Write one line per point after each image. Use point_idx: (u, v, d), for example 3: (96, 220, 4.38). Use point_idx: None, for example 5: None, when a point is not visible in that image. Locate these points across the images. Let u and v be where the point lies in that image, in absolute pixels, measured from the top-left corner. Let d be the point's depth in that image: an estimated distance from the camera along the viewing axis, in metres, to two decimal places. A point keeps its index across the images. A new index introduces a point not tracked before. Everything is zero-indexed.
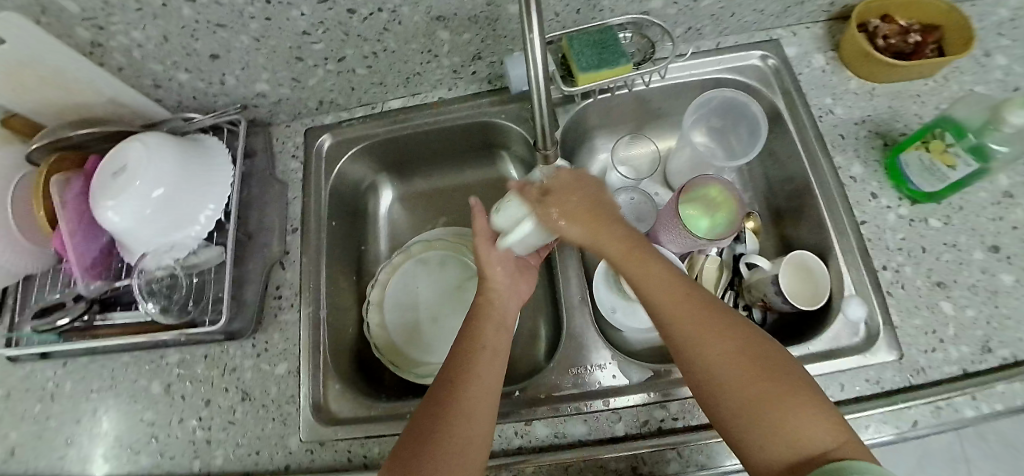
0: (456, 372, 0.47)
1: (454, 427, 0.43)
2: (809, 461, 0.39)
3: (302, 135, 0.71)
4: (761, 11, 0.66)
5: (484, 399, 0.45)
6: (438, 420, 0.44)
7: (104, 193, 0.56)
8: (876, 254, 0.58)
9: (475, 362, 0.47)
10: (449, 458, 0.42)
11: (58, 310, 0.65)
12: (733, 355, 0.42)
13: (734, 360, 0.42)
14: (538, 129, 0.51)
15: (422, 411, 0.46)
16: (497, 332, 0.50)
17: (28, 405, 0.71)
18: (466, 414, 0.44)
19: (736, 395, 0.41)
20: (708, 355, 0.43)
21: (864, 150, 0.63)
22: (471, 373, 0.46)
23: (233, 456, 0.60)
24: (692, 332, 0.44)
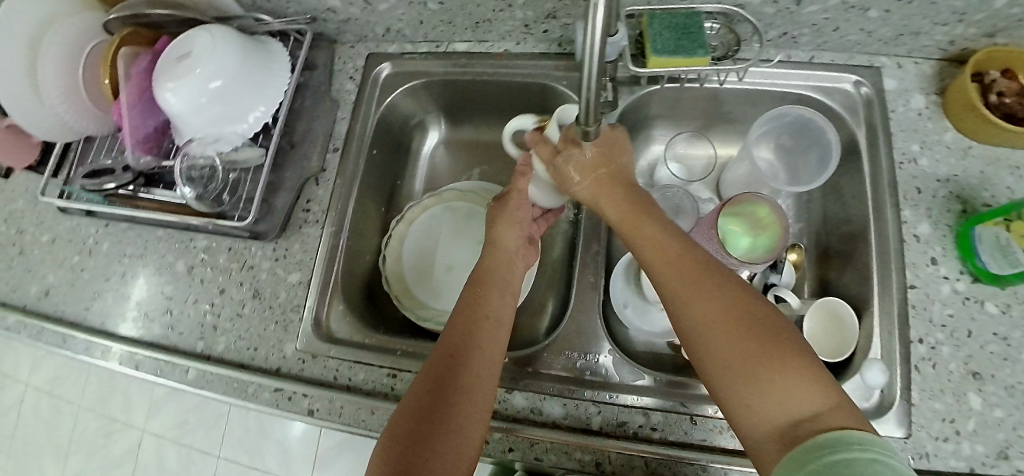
0: (460, 344, 0.48)
1: (463, 395, 0.44)
2: (790, 428, 0.34)
3: (363, 58, 0.71)
4: (869, 32, 0.60)
5: (487, 369, 0.47)
6: (444, 389, 0.44)
7: (167, 76, 0.58)
8: (916, 324, 0.54)
9: (479, 336, 0.49)
10: (459, 427, 0.43)
11: (106, 175, 0.68)
12: (719, 321, 0.39)
13: (721, 326, 0.38)
14: (584, 104, 0.39)
15: (422, 381, 0.46)
16: (500, 305, 0.52)
17: (69, 255, 0.78)
18: (474, 385, 0.45)
19: (722, 367, 0.38)
20: (697, 322, 0.40)
21: (938, 211, 0.58)
22: (478, 344, 0.48)
23: (234, 347, 0.63)
24: (684, 295, 0.41)
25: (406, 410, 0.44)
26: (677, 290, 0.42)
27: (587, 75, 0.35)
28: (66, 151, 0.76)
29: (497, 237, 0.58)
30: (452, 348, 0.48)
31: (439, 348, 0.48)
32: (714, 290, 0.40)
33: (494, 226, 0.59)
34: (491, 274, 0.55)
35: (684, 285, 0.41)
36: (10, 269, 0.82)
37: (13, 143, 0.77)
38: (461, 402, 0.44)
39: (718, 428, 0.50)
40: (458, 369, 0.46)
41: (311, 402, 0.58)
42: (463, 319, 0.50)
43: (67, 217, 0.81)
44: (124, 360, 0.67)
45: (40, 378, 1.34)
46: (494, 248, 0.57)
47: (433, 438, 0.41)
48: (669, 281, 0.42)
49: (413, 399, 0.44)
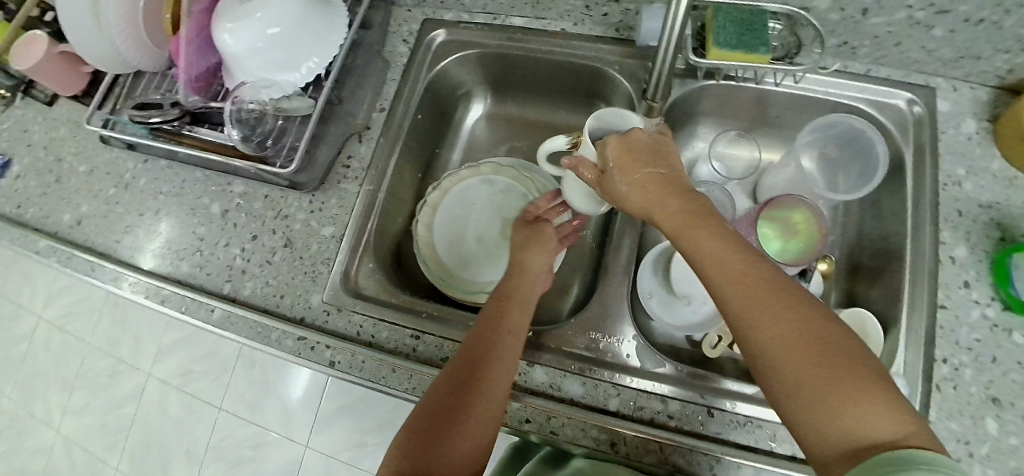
0: (478, 351, 0.48)
1: (471, 407, 0.44)
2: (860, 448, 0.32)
3: (418, 23, 0.71)
4: (930, 50, 0.59)
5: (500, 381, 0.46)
6: (456, 397, 0.45)
7: (225, 17, 0.59)
8: (941, 344, 0.54)
9: (498, 345, 0.48)
10: (461, 440, 0.43)
11: (154, 109, 0.70)
12: (787, 339, 0.35)
13: (789, 345, 0.35)
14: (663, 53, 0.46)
15: (440, 384, 0.47)
16: (520, 319, 0.52)
17: (105, 188, 0.79)
18: (478, 396, 0.45)
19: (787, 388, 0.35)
20: (759, 339, 0.36)
21: (977, 236, 0.57)
22: (493, 352, 0.48)
23: (260, 292, 0.64)
24: (746, 310, 0.37)
25: (422, 414, 0.45)
26: (737, 303, 0.38)
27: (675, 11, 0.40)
28: (115, 83, 0.78)
29: (525, 259, 0.57)
30: (471, 355, 0.47)
31: (461, 353, 0.48)
32: (783, 307, 0.36)
33: (523, 245, 0.58)
34: (517, 289, 0.54)
35: (744, 297, 0.38)
36: (45, 195, 0.83)
37: (63, 70, 0.79)
38: (467, 418, 0.44)
39: (735, 423, 0.51)
40: (474, 377, 0.46)
41: (333, 354, 0.58)
42: (484, 326, 0.50)
43: (107, 150, 0.82)
44: (150, 294, 0.68)
45: (53, 311, 1.36)
46: (520, 267, 0.56)
47: (438, 450, 0.42)
48: (728, 295, 0.38)
49: (431, 400, 0.45)
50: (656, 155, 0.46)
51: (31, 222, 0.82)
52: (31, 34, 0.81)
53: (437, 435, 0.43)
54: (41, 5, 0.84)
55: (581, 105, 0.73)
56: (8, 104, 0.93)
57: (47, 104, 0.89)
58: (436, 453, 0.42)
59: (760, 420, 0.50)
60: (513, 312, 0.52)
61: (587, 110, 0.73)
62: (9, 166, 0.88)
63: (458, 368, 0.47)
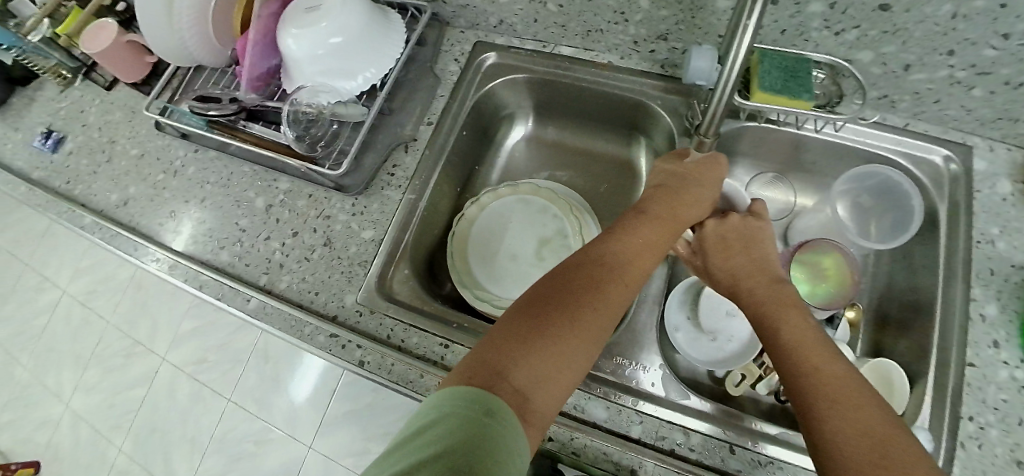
0: (611, 262, 0.46)
1: (585, 313, 0.42)
2: None
3: (470, 44, 0.74)
4: (969, 110, 0.60)
5: (618, 302, 0.44)
6: (546, 329, 0.41)
7: (292, 22, 0.62)
8: (968, 401, 0.53)
9: (628, 263, 0.47)
10: (560, 351, 0.40)
11: (213, 103, 0.73)
12: (850, 426, 0.36)
13: (851, 432, 0.36)
14: (715, 101, 0.48)
15: (557, 282, 0.44)
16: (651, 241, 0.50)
17: (154, 174, 0.83)
18: (572, 333, 0.41)
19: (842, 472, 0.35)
20: (821, 419, 0.38)
21: (1010, 296, 0.57)
22: (620, 272, 0.46)
23: (296, 287, 0.66)
24: (814, 392, 0.39)
25: (505, 337, 0.40)
26: (803, 384, 0.40)
27: (736, 52, 0.42)
28: (175, 75, 0.82)
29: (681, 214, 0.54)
30: (599, 263, 0.46)
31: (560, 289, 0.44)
32: (849, 397, 0.38)
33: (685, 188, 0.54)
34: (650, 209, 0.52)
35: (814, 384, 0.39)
36: (95, 174, 0.87)
37: (128, 58, 0.84)
38: (552, 352, 0.40)
39: (756, 462, 0.51)
40: (574, 318, 0.42)
41: (363, 354, 0.60)
42: (618, 239, 0.48)
43: (160, 137, 0.85)
44: (189, 279, 0.71)
45: (77, 287, 1.39)
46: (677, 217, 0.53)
47: (542, 345, 0.40)
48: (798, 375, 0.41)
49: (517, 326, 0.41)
50: (750, 244, 0.54)
51: (79, 200, 0.85)
52: (102, 21, 0.86)
53: (538, 335, 0.40)
54: None
55: (619, 135, 0.75)
56: (69, 85, 0.97)
57: (106, 88, 0.94)
58: (538, 347, 0.39)
59: (781, 462, 0.50)
60: (626, 257, 0.47)
61: (625, 140, 0.75)
62: (64, 144, 0.92)
63: (556, 303, 0.42)
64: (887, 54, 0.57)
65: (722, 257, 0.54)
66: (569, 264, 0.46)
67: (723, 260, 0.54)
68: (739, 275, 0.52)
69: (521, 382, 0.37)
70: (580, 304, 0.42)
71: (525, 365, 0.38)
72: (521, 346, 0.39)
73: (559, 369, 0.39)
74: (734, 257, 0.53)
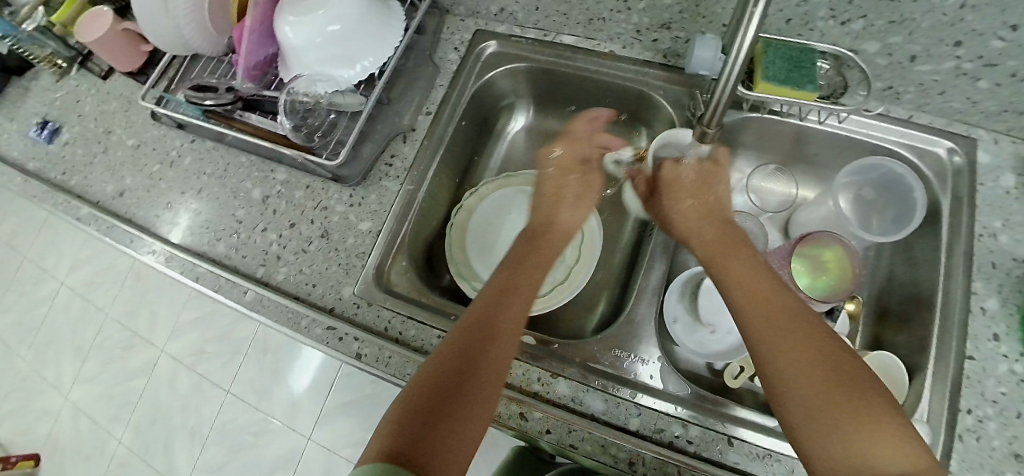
0: (486, 332, 0.47)
1: (471, 391, 0.43)
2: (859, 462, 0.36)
3: (470, 33, 0.73)
4: (975, 102, 0.60)
5: (500, 367, 0.46)
6: (456, 376, 0.44)
7: (289, 10, 0.61)
8: (967, 395, 0.53)
9: (501, 330, 0.48)
10: (473, 390, 0.43)
11: (208, 92, 0.72)
12: (802, 351, 0.41)
13: (804, 356, 0.41)
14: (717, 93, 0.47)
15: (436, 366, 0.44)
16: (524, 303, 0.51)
17: (151, 164, 0.82)
18: (482, 369, 0.45)
19: (790, 393, 0.40)
20: (780, 358, 0.42)
21: (1010, 289, 0.57)
22: (499, 338, 0.47)
23: (293, 279, 0.66)
24: (762, 319, 0.44)
25: (420, 392, 0.42)
26: (757, 319, 0.44)
27: (741, 40, 0.41)
28: (171, 63, 0.81)
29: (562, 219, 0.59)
30: (476, 334, 0.47)
31: (460, 334, 0.47)
32: (800, 332, 0.42)
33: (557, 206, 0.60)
34: (521, 276, 0.53)
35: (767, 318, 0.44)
36: (91, 165, 0.86)
37: (123, 46, 0.83)
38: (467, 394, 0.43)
39: (753, 455, 0.51)
40: (478, 355, 0.45)
41: (360, 346, 0.60)
42: (489, 309, 0.49)
43: (156, 126, 0.84)
44: (186, 271, 0.71)
45: (75, 279, 1.38)
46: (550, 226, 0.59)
47: (437, 429, 0.40)
48: (756, 320, 0.44)
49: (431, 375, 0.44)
50: (707, 190, 0.57)
51: (75, 191, 0.85)
52: (97, 9, 0.85)
53: (451, 384, 0.43)
54: None
55: (620, 125, 0.74)
56: (64, 74, 0.96)
57: (102, 77, 0.93)
58: (435, 436, 0.39)
59: (779, 454, 0.50)
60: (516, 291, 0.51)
61: (626, 131, 0.74)
62: (59, 134, 0.91)
63: (459, 349, 0.46)
64: (892, 44, 0.56)
65: (678, 198, 0.57)
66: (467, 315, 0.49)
67: (676, 202, 0.57)
68: (692, 216, 0.56)
69: (441, 443, 0.39)
70: (479, 346, 0.46)
71: (449, 428, 0.40)
72: (428, 419, 0.40)
73: (478, 403, 0.43)
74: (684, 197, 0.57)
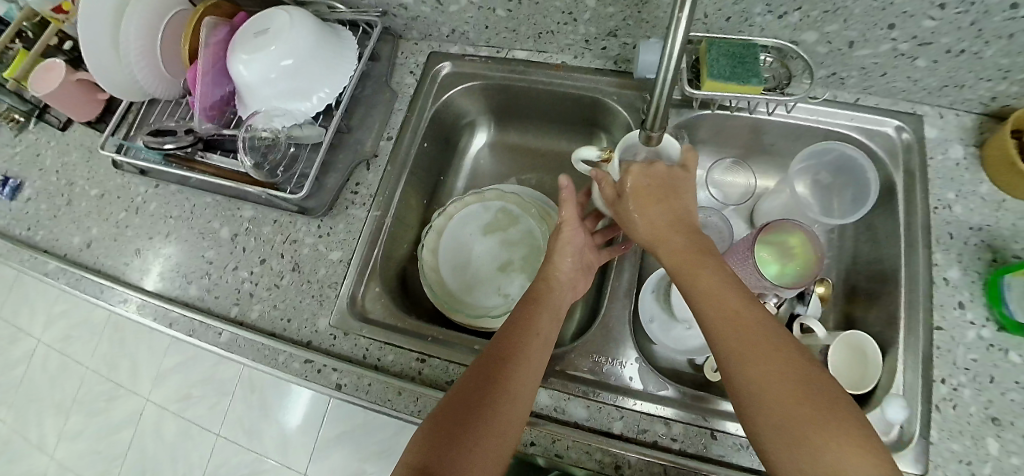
0: (506, 352, 0.49)
1: (493, 407, 0.45)
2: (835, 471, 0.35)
3: (425, 55, 0.74)
4: (916, 81, 0.62)
5: (520, 388, 0.47)
6: (465, 413, 0.44)
7: (242, 48, 0.62)
8: (939, 364, 0.54)
9: (527, 351, 0.49)
10: (479, 427, 0.43)
11: (168, 136, 0.72)
12: (780, 378, 0.38)
13: (781, 385, 0.38)
14: (654, 106, 0.46)
15: (460, 389, 0.47)
16: (549, 327, 0.52)
17: (116, 212, 0.81)
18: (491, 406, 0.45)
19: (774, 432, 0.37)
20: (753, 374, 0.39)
21: (969, 258, 0.58)
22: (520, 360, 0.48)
23: (268, 315, 0.65)
24: (733, 336, 0.41)
25: (429, 428, 0.44)
26: (735, 343, 0.41)
27: (671, 42, 0.41)
28: (128, 109, 0.81)
29: (552, 267, 0.57)
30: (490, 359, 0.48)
31: (468, 376, 0.48)
32: (777, 352, 0.40)
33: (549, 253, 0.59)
34: (548, 296, 0.55)
35: (738, 351, 0.41)
36: (56, 218, 0.85)
37: (78, 97, 0.82)
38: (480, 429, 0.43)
39: (737, 445, 0.51)
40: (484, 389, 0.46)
41: (339, 377, 0.59)
42: (514, 331, 0.50)
43: (118, 174, 0.83)
44: (158, 317, 0.70)
45: (52, 335, 1.35)
46: (549, 274, 0.57)
47: (453, 440, 0.42)
48: (728, 335, 0.42)
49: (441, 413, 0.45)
50: (670, 194, 0.50)
51: (40, 247, 0.83)
52: (49, 62, 0.84)
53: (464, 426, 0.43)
54: (60, 34, 0.87)
55: (580, 133, 0.75)
56: (23, 129, 0.95)
57: (61, 129, 0.92)
58: (454, 446, 0.42)
59: None
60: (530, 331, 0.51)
61: (586, 139, 0.75)
62: (21, 189, 0.90)
63: (461, 387, 0.47)
64: (830, 33, 0.58)
65: (644, 207, 0.50)
66: (479, 356, 0.49)
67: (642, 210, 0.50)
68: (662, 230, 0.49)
69: None
70: (488, 380, 0.46)
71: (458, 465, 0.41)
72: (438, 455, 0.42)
73: (488, 441, 0.43)
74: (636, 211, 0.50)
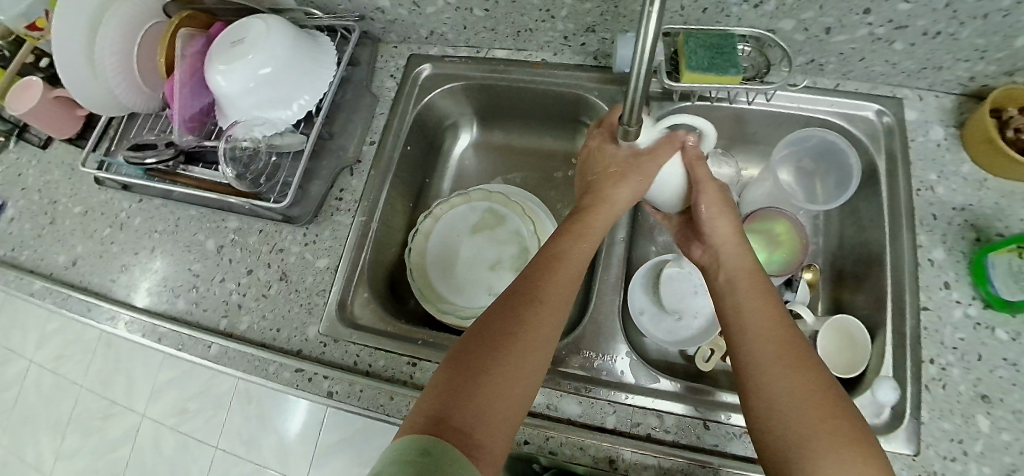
0: (533, 291, 0.46)
1: (520, 344, 0.43)
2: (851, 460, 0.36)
3: (405, 59, 0.74)
4: (894, 64, 0.62)
5: (545, 330, 0.45)
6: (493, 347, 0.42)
7: (219, 58, 0.61)
8: (927, 345, 0.54)
9: (551, 290, 0.47)
10: (507, 368, 0.42)
11: (149, 150, 0.72)
12: (813, 375, 0.40)
13: (813, 380, 0.40)
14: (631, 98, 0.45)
15: (487, 325, 0.45)
16: (576, 260, 0.50)
17: (100, 228, 0.80)
18: (519, 345, 0.43)
19: (796, 414, 0.38)
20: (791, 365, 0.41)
21: (953, 238, 0.59)
22: (541, 301, 0.46)
23: (257, 326, 0.65)
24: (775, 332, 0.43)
25: (454, 362, 0.42)
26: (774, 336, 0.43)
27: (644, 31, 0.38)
28: (109, 125, 0.80)
29: (611, 194, 0.55)
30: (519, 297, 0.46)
31: (495, 310, 0.46)
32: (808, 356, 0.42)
33: (605, 181, 0.56)
34: (592, 228, 0.54)
35: (773, 339, 0.43)
36: (39, 238, 0.84)
37: (57, 114, 0.81)
38: (506, 366, 0.42)
39: (731, 434, 0.51)
40: (516, 327, 0.44)
41: (330, 384, 0.59)
42: (541, 269, 0.48)
43: (101, 191, 0.83)
44: (146, 333, 0.69)
45: (44, 355, 1.34)
46: (603, 200, 0.55)
47: (479, 374, 0.41)
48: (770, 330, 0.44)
49: (467, 348, 0.43)
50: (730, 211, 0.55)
51: (25, 267, 0.82)
52: (26, 80, 0.83)
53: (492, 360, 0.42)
54: (35, 51, 0.86)
55: (564, 130, 0.75)
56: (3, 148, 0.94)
57: (41, 147, 0.91)
58: (479, 383, 0.40)
59: None
60: (562, 265, 0.49)
61: (570, 135, 0.75)
62: (3, 209, 0.89)
63: (487, 323, 0.45)
64: (806, 20, 0.58)
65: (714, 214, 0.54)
66: (506, 291, 0.47)
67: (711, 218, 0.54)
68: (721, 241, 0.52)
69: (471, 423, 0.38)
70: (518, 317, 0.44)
71: (484, 404, 0.40)
72: (463, 390, 0.40)
73: (514, 380, 0.42)
74: (708, 203, 0.54)
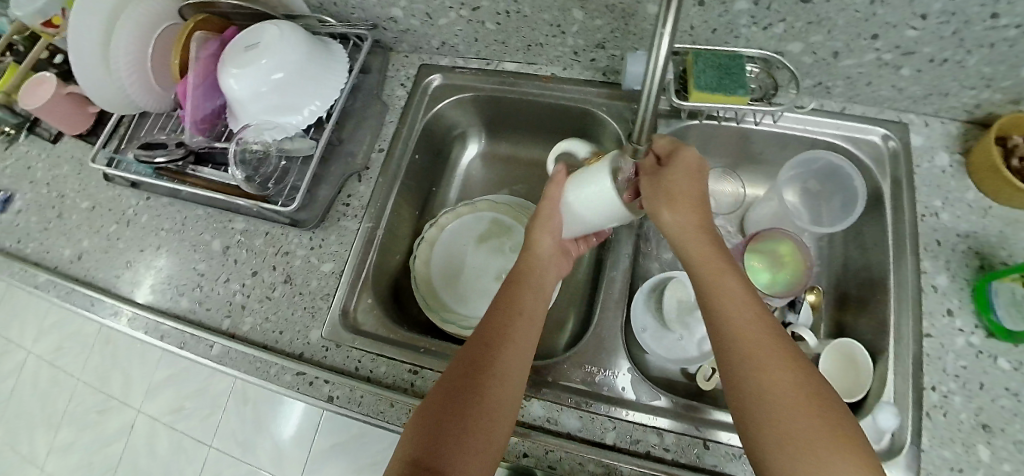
0: (500, 329, 0.50)
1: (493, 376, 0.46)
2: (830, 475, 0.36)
3: (415, 68, 0.75)
4: (901, 89, 0.62)
5: (513, 361, 0.48)
6: (467, 384, 0.45)
7: (232, 62, 0.62)
8: (929, 371, 0.54)
9: (516, 326, 0.50)
10: (483, 401, 0.44)
11: (159, 149, 0.72)
12: (789, 386, 0.40)
13: (792, 393, 0.39)
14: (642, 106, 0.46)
15: (459, 362, 0.48)
16: (534, 305, 0.54)
17: (107, 224, 0.81)
18: (491, 378, 0.46)
19: (780, 444, 0.38)
20: (768, 379, 0.40)
21: (957, 264, 0.59)
22: (508, 337, 0.49)
23: (259, 327, 0.65)
24: (746, 343, 0.42)
25: (431, 401, 0.45)
26: (751, 349, 0.42)
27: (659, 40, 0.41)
28: (120, 122, 0.81)
29: (533, 243, 0.57)
30: (486, 336, 0.49)
31: (465, 349, 0.49)
32: (786, 361, 0.41)
33: (530, 230, 0.58)
34: (530, 275, 0.56)
35: (749, 355, 0.42)
36: (46, 231, 0.84)
37: (69, 110, 0.82)
38: (485, 399, 0.45)
39: (731, 455, 0.51)
40: (488, 361, 0.47)
41: (331, 389, 0.59)
42: (505, 307, 0.52)
43: (110, 187, 0.83)
44: (149, 330, 0.69)
45: (43, 347, 1.34)
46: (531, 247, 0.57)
47: (455, 411, 0.44)
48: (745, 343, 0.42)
49: (442, 387, 0.46)
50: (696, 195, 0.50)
51: (31, 260, 0.83)
52: (41, 75, 0.84)
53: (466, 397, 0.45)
54: (50, 48, 0.88)
55: None
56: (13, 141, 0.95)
57: (52, 141, 0.91)
58: (458, 419, 0.43)
59: None
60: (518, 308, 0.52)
61: None
62: (11, 202, 0.89)
63: (458, 362, 0.48)
64: (815, 43, 0.59)
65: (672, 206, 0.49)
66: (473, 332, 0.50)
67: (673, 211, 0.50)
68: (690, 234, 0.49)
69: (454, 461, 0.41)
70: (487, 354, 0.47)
71: (462, 440, 0.42)
72: (442, 429, 0.43)
73: (492, 411, 0.44)
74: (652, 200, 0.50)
